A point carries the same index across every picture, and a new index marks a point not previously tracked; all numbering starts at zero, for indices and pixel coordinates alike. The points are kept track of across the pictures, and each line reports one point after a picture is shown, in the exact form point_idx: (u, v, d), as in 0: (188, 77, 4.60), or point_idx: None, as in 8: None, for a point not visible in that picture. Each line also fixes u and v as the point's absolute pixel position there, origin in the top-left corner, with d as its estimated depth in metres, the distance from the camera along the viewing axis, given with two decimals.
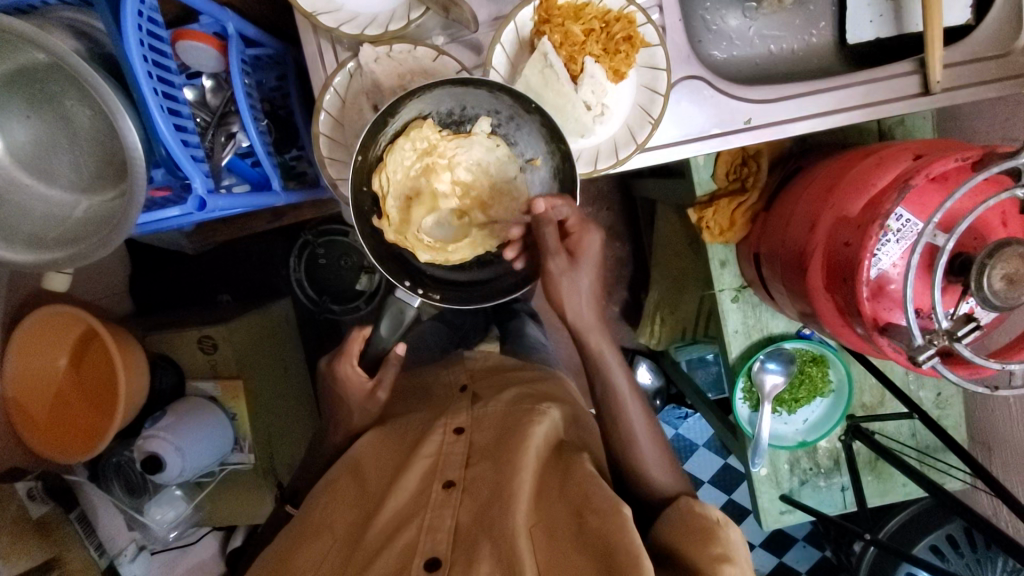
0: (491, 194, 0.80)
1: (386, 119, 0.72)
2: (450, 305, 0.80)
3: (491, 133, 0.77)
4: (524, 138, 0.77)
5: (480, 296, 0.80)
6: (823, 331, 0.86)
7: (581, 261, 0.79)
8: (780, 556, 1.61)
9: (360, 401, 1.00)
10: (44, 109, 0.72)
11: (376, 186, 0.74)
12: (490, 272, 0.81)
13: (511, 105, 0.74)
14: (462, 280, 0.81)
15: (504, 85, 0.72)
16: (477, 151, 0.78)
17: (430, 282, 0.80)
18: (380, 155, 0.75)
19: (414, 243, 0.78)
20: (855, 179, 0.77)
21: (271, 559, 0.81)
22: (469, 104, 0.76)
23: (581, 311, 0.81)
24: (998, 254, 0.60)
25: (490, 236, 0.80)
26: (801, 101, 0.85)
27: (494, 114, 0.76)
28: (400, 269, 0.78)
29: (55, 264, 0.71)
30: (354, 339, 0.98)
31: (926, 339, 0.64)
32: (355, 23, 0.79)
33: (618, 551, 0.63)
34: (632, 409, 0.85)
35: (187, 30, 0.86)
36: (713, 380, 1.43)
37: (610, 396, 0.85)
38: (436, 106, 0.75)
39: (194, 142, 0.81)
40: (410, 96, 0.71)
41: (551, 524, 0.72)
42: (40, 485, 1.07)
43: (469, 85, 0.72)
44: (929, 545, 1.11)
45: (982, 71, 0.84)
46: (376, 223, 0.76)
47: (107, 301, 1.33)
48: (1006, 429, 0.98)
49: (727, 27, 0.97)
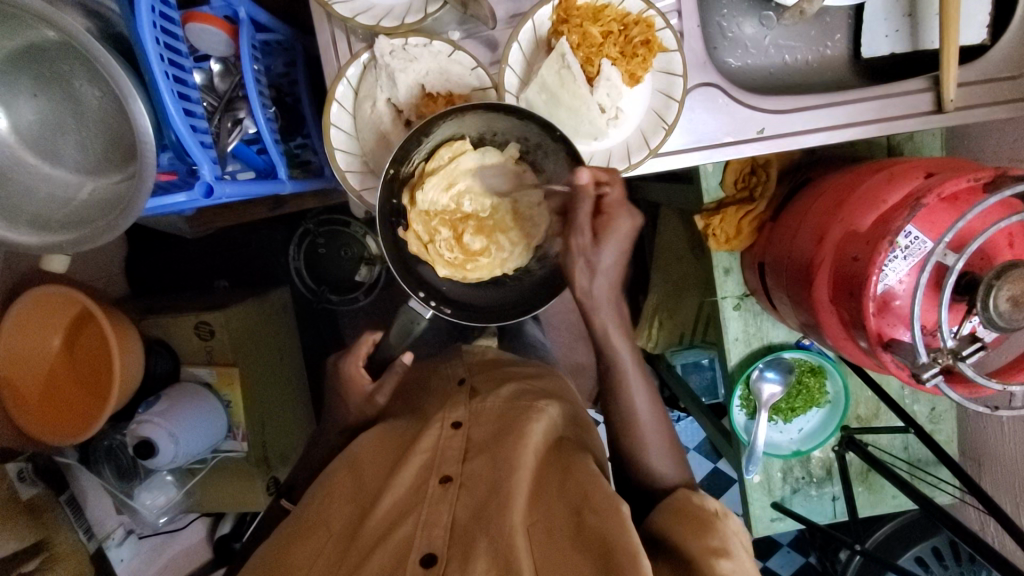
0: (515, 221, 0.83)
1: (420, 137, 0.74)
2: (461, 322, 0.79)
3: (517, 159, 0.80)
4: (550, 164, 0.78)
5: (490, 316, 0.80)
6: (822, 342, 0.87)
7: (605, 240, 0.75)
8: (762, 561, 1.63)
9: (359, 403, 1.03)
10: (52, 88, 0.71)
11: (406, 200, 0.76)
12: (503, 294, 0.82)
13: (539, 134, 0.75)
14: (473, 298, 0.81)
15: (531, 113, 0.72)
16: (503, 174, 0.80)
17: (445, 298, 0.80)
18: (413, 171, 0.76)
19: (434, 257, 0.78)
20: (866, 194, 0.77)
21: (263, 555, 0.80)
22: (500, 130, 0.78)
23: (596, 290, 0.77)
24: (1005, 276, 0.61)
25: (507, 259, 0.82)
26: (813, 113, 0.85)
27: (522, 141, 0.78)
28: (415, 281, 0.78)
29: (59, 248, 0.69)
30: (364, 342, 1.03)
31: (930, 357, 0.64)
32: (372, 13, 0.79)
33: (617, 551, 0.63)
34: (635, 384, 0.84)
35: (195, 12, 0.84)
36: (706, 385, 1.44)
37: (617, 369, 0.83)
38: (469, 128, 0.77)
39: (202, 127, 0.80)
40: (443, 118, 0.72)
41: (549, 523, 0.71)
42: (29, 466, 1.06)
43: (499, 112, 0.73)
44: (916, 556, 1.13)
45: (995, 91, 0.84)
46: (400, 235, 0.76)
47: (103, 283, 1.32)
48: (996, 447, 0.99)
49: (742, 35, 0.97)
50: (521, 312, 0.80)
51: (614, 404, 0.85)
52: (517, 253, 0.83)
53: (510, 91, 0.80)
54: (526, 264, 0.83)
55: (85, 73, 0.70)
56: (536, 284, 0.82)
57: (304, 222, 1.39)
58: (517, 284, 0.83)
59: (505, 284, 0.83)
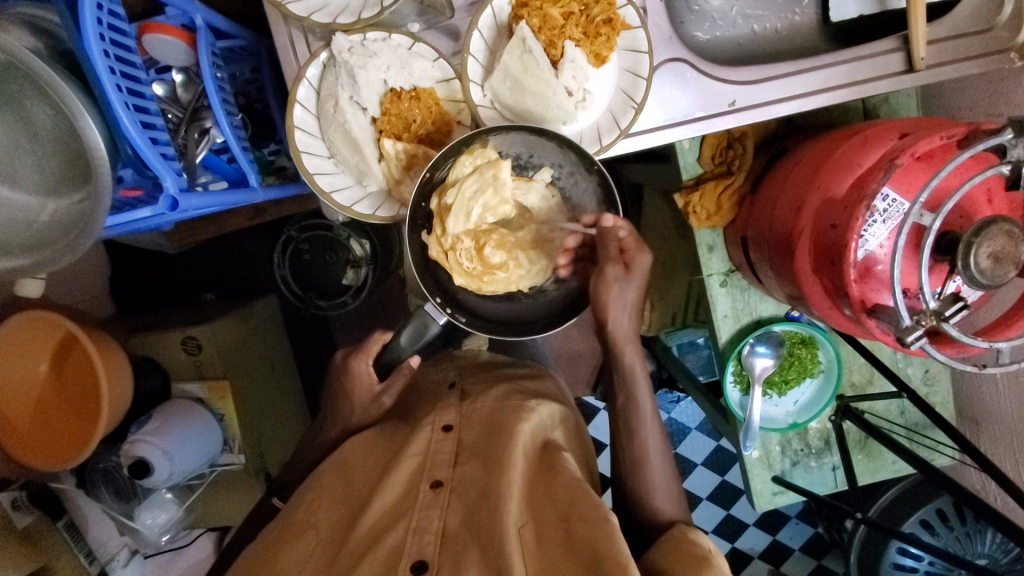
0: (535, 241, 0.86)
1: (459, 148, 0.77)
2: (472, 330, 0.84)
3: (548, 184, 0.85)
4: (579, 193, 0.85)
5: (502, 329, 0.85)
6: (811, 313, 0.86)
7: (635, 273, 0.84)
8: (774, 534, 1.65)
9: (365, 403, 1.01)
10: (5, 110, 0.68)
11: (433, 206, 0.78)
12: (517, 309, 0.87)
13: (573, 163, 0.80)
14: (492, 310, 0.86)
15: (576, 145, 0.76)
16: (536, 198, 0.84)
17: (460, 305, 0.85)
18: (444, 176, 0.78)
19: (452, 265, 0.80)
20: (841, 159, 0.76)
21: (252, 552, 0.79)
22: (536, 153, 0.82)
23: (623, 323, 0.86)
24: (984, 232, 0.59)
25: (524, 276, 0.85)
26: (784, 82, 0.84)
27: (556, 167, 0.83)
28: (437, 287, 0.83)
29: (24, 272, 0.70)
30: (375, 340, 1.00)
31: (914, 320, 0.63)
32: (327, 11, 0.77)
33: (607, 559, 0.63)
34: (650, 432, 0.89)
35: (151, 23, 0.82)
36: (704, 364, 1.38)
37: (633, 415, 0.89)
38: (507, 147, 0.79)
39: (164, 140, 0.79)
40: (485, 135, 0.76)
41: (540, 530, 0.72)
42: (24, 494, 1.07)
43: (542, 137, 0.77)
44: (920, 520, 1.13)
45: (966, 47, 0.83)
46: (423, 238, 0.80)
47: (88, 304, 1.32)
48: (992, 407, 0.98)
49: (709, 7, 0.96)
50: (532, 331, 0.86)
51: (627, 442, 0.90)
52: (535, 271, 0.86)
53: (475, 81, 0.78)
54: (542, 282, 0.88)
55: (35, 92, 0.67)
56: (553, 307, 0.88)
57: (286, 229, 1.38)
58: (534, 302, 0.88)
59: (522, 299, 0.88)
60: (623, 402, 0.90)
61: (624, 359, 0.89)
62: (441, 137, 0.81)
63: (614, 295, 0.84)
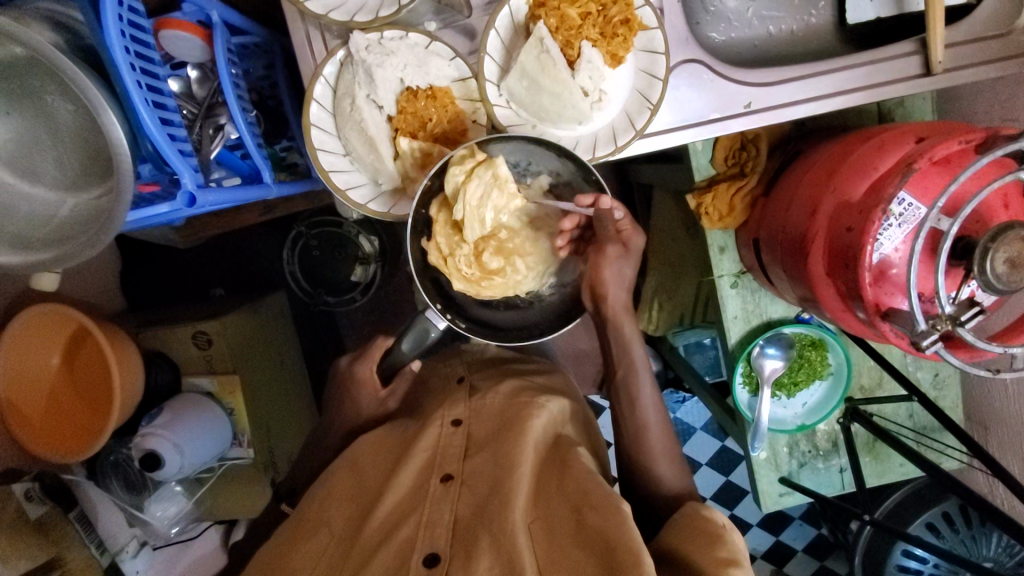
0: (534, 246, 0.85)
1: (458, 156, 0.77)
2: (471, 336, 0.86)
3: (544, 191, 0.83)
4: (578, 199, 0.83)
5: (497, 337, 0.86)
6: (822, 315, 0.86)
7: (630, 251, 0.85)
8: (777, 535, 1.65)
9: (371, 407, 1.01)
10: (24, 104, 0.70)
11: (433, 212, 0.79)
12: (513, 317, 0.88)
13: (571, 171, 0.80)
14: (490, 316, 0.87)
15: (575, 155, 0.77)
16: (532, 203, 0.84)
17: (460, 310, 0.87)
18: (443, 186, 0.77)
19: (452, 270, 0.81)
20: (856, 163, 0.76)
21: (264, 552, 0.81)
22: (535, 161, 0.81)
23: (619, 302, 0.86)
24: (1001, 237, 0.59)
25: (521, 282, 0.86)
26: (800, 84, 0.84)
27: (555, 174, 0.82)
28: (439, 294, 0.85)
29: (43, 266, 0.69)
30: (379, 345, 0.99)
31: (928, 324, 0.63)
32: (345, 10, 0.78)
33: (619, 549, 0.62)
34: (650, 401, 0.87)
35: (166, 19, 0.83)
36: (710, 364, 1.41)
37: (638, 405, 0.87)
38: (509, 154, 0.79)
39: (181, 135, 0.79)
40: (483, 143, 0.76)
41: (550, 522, 0.72)
42: (37, 485, 1.07)
43: (542, 146, 0.77)
44: (926, 522, 1.13)
45: (984, 50, 0.83)
46: (423, 245, 0.81)
47: (99, 299, 1.33)
48: (1003, 411, 0.98)
49: (725, 8, 0.96)
50: (530, 337, 0.87)
51: (626, 411, 0.88)
52: (531, 277, 0.86)
53: (491, 80, 0.78)
54: (538, 289, 0.88)
55: (57, 88, 0.69)
56: (549, 314, 0.88)
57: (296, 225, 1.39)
58: (529, 308, 0.89)
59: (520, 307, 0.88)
60: (622, 374, 0.88)
61: (623, 330, 0.87)
62: (457, 137, 0.82)
63: (610, 273, 0.85)
